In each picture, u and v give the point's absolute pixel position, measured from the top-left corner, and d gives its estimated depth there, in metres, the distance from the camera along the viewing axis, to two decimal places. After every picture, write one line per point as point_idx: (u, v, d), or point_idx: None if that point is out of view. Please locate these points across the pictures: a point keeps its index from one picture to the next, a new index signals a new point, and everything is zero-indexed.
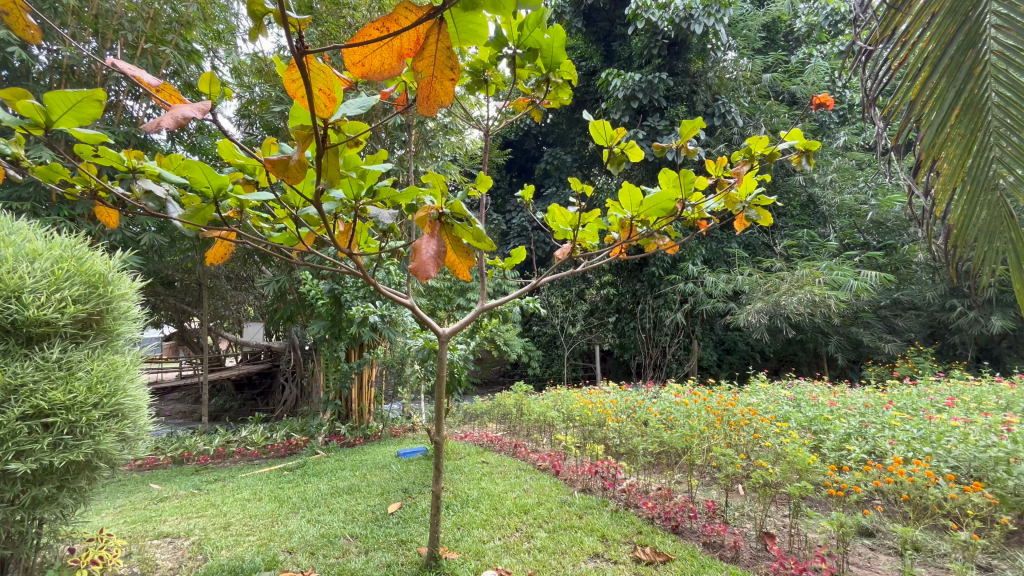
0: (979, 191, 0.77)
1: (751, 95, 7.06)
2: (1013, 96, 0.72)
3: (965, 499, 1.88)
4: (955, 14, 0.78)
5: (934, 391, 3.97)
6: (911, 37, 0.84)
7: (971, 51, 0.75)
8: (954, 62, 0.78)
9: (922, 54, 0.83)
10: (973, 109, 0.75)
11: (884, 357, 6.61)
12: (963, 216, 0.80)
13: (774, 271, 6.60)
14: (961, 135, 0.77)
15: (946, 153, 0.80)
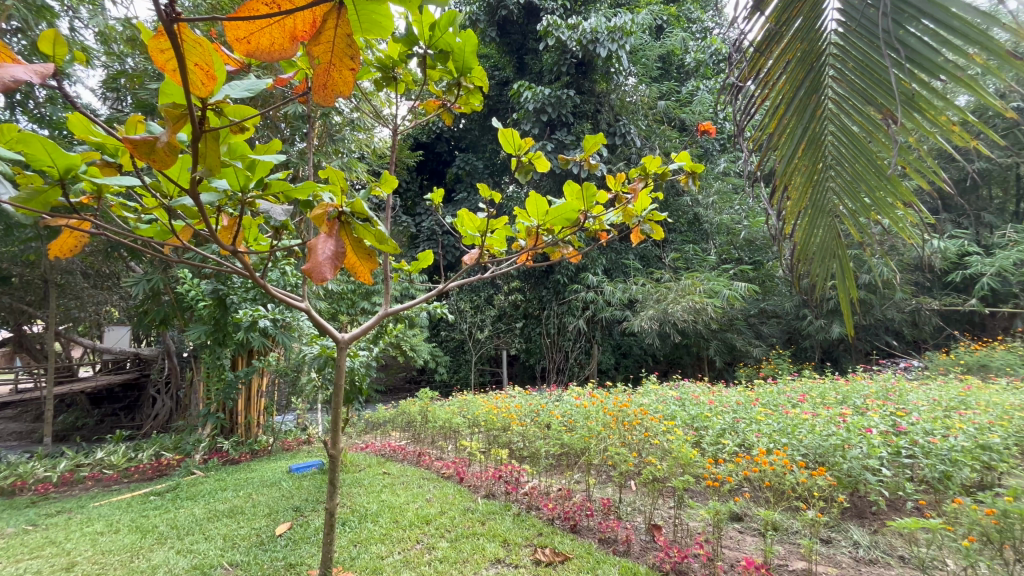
0: (818, 220, 0.81)
1: (648, 119, 7.67)
2: (846, 140, 0.74)
3: (813, 482, 2.18)
4: (803, 62, 0.77)
5: (790, 389, 4.58)
6: (768, 78, 0.83)
7: (814, 94, 0.76)
8: (801, 102, 0.78)
9: (775, 95, 0.83)
10: (814, 145, 0.77)
11: (752, 360, 7.49)
12: (803, 238, 0.84)
13: (663, 281, 7.23)
14: (805, 168, 0.80)
15: (793, 183, 0.83)
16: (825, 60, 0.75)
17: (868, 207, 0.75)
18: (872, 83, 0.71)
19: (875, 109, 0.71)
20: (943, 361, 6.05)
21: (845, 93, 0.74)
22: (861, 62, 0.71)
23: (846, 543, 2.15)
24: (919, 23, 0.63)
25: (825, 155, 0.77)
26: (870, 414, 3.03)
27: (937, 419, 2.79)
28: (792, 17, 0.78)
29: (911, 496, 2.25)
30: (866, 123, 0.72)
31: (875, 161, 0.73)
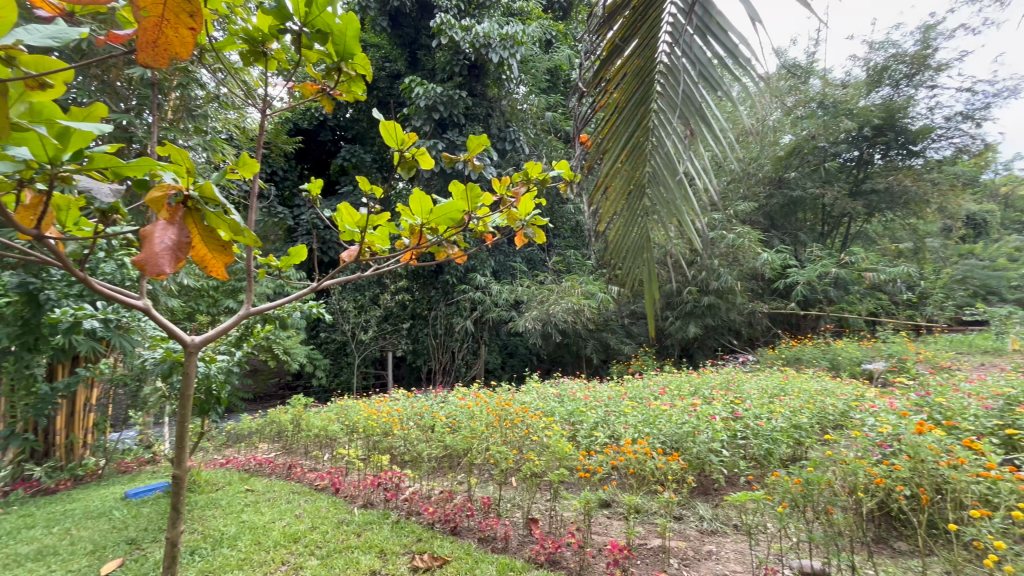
0: (633, 206, 1.17)
1: (536, 128, 8.00)
2: (656, 147, 1.13)
3: (669, 467, 2.43)
4: (637, 85, 1.14)
5: (654, 383, 5.07)
6: (612, 91, 1.17)
7: (642, 109, 1.13)
8: (633, 111, 1.15)
9: (612, 108, 1.18)
10: (638, 148, 1.15)
11: (624, 357, 8.17)
12: (622, 225, 1.20)
13: (546, 283, 7.62)
14: (630, 163, 1.16)
15: (620, 176, 1.18)
16: (650, 85, 1.13)
17: (666, 199, 1.12)
18: (676, 102, 1.10)
19: (677, 121, 1.09)
20: (770, 356, 7.18)
21: (662, 112, 1.12)
22: (673, 88, 1.10)
23: (693, 518, 2.43)
24: (709, 63, 1.05)
25: (644, 156, 1.14)
26: (714, 403, 3.48)
27: (763, 405, 3.31)
28: (633, 45, 1.14)
29: (742, 471, 2.64)
30: (670, 133, 1.10)
31: (672, 162, 1.10)
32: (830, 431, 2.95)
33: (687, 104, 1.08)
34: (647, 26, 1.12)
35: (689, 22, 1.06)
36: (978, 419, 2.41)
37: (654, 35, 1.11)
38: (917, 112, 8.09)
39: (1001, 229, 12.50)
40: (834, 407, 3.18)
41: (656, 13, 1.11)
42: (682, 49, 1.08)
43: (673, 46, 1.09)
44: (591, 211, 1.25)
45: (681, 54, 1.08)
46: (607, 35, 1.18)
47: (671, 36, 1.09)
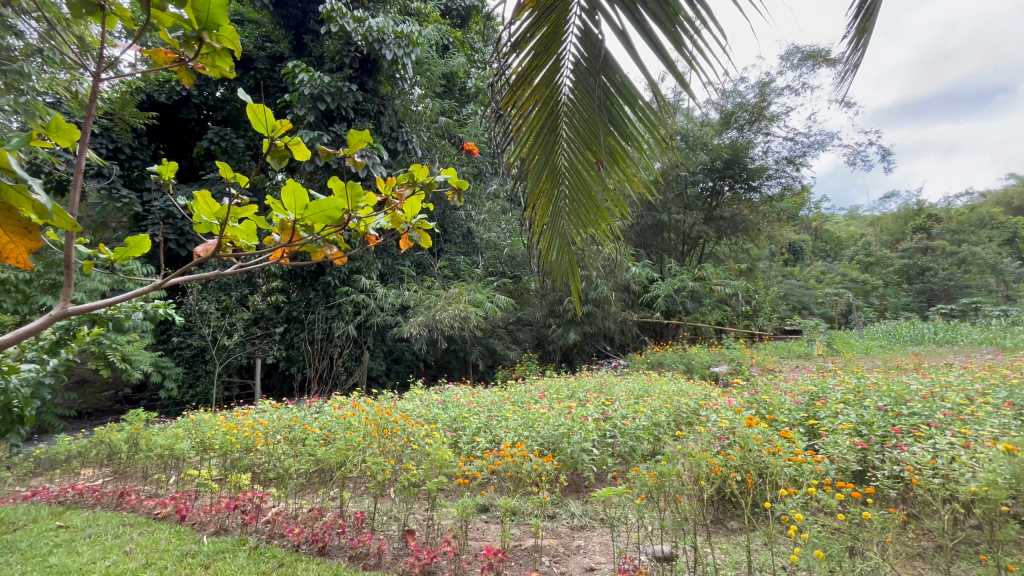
0: (553, 219, 1.34)
1: (430, 132, 7.93)
2: (570, 170, 1.26)
3: (544, 468, 2.53)
4: (549, 112, 1.19)
5: (535, 387, 5.28)
6: (524, 116, 1.21)
7: (554, 135, 1.22)
8: (546, 136, 1.23)
9: (526, 129, 1.23)
10: (553, 171, 1.27)
11: (509, 363, 8.38)
12: (544, 236, 1.37)
13: (434, 288, 7.55)
14: (548, 181, 1.29)
15: (540, 196, 1.32)
16: (558, 112, 1.19)
17: (582, 216, 1.31)
18: (585, 133, 1.18)
19: (587, 151, 1.20)
20: (638, 360, 7.90)
21: (572, 138, 1.21)
22: (579, 119, 1.18)
23: (565, 516, 2.55)
24: (614, 104, 1.10)
25: (560, 175, 1.28)
26: (588, 405, 3.72)
27: (629, 406, 3.63)
28: (539, 66, 1.13)
29: (609, 468, 2.86)
30: (582, 159, 1.23)
31: (587, 187, 1.26)
32: (683, 427, 3.33)
33: (590, 138, 1.18)
34: (552, 50, 1.11)
35: (592, 62, 1.07)
36: (790, 412, 2.91)
37: (559, 62, 1.12)
38: (756, 154, 9.58)
39: (811, 256, 15.34)
40: (686, 406, 3.58)
41: (559, 39, 1.10)
42: (584, 87, 1.12)
43: (576, 82, 1.12)
44: (518, 220, 1.40)
45: (585, 92, 1.12)
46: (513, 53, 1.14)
47: (575, 68, 1.11)
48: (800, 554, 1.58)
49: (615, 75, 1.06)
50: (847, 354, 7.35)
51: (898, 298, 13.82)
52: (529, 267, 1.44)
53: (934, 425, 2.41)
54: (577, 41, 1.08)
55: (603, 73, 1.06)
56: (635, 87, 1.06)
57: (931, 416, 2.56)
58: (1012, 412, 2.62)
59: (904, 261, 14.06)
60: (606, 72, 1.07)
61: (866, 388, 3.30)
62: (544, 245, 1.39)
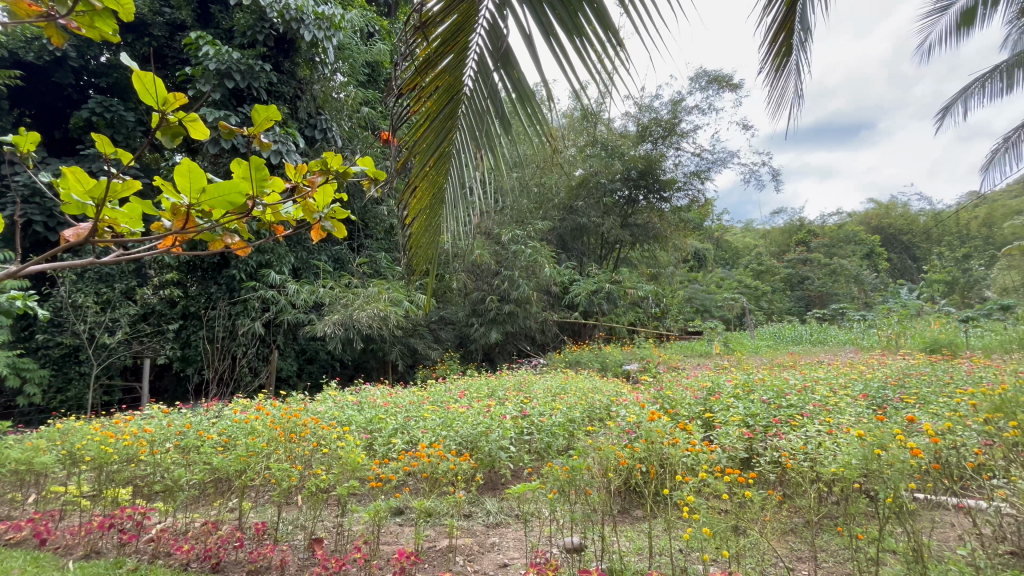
0: (434, 210, 1.36)
1: (352, 122, 7.59)
2: (460, 161, 1.27)
3: (460, 467, 2.52)
4: (448, 99, 1.20)
5: (456, 387, 5.25)
6: (422, 97, 1.20)
7: (450, 122, 1.22)
8: (442, 124, 1.23)
9: (421, 114, 1.23)
10: (443, 159, 1.27)
11: (430, 362, 8.27)
12: (424, 224, 1.37)
13: (352, 286, 7.27)
14: (435, 169, 1.29)
15: (424, 182, 1.31)
16: (458, 102, 1.20)
17: (461, 212, 1.34)
18: (480, 129, 1.21)
19: (478, 147, 1.23)
20: (557, 359, 8.16)
21: (467, 129, 1.23)
22: (475, 112, 1.20)
23: (481, 514, 2.56)
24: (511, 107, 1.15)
25: (448, 165, 1.29)
26: (507, 403, 3.77)
27: (546, 403, 3.73)
28: (445, 53, 1.14)
29: (525, 464, 2.92)
30: (472, 154, 1.25)
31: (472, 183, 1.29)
32: (596, 422, 3.48)
33: (485, 132, 1.20)
34: (460, 39, 1.12)
35: (497, 58, 1.11)
36: (690, 406, 3.14)
37: (465, 51, 1.14)
38: (668, 167, 10.28)
39: (713, 264, 16.77)
40: (600, 402, 3.75)
41: (468, 29, 1.12)
42: (486, 82, 1.15)
43: (479, 76, 1.15)
44: (396, 207, 1.37)
45: (486, 89, 1.16)
46: (420, 34, 1.13)
47: (478, 62, 1.14)
48: (695, 538, 1.71)
49: (516, 75, 1.11)
50: (740, 353, 8.15)
51: (782, 303, 15.58)
52: (398, 260, 1.43)
53: (806, 414, 2.74)
54: (485, 36, 1.11)
55: (506, 71, 1.10)
56: (532, 92, 1.12)
57: (804, 407, 2.91)
58: (866, 402, 3.05)
59: (788, 271, 15.89)
60: (507, 70, 1.11)
61: (753, 384, 3.67)
62: (419, 236, 1.41)
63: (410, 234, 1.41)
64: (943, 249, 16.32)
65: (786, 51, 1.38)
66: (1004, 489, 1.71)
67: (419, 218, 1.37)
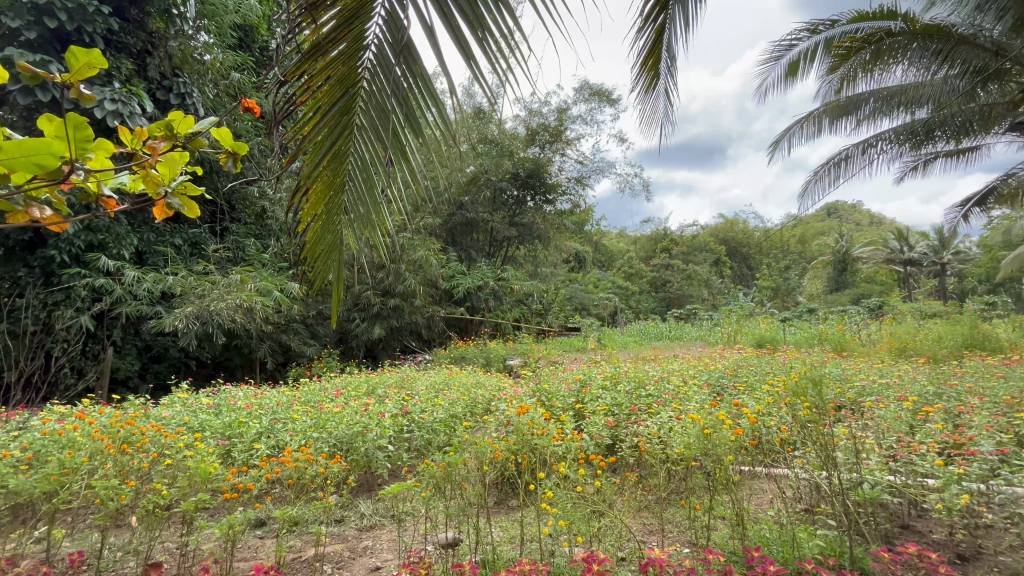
0: (332, 215, 1.29)
1: (217, 89, 6.69)
2: (359, 161, 1.21)
3: (330, 470, 2.39)
4: (342, 92, 1.12)
5: (331, 385, 4.95)
6: (310, 88, 1.11)
7: (345, 117, 1.16)
8: (334, 119, 1.16)
9: (311, 106, 1.14)
10: (338, 157, 1.20)
11: (304, 359, 7.69)
12: (320, 227, 1.30)
13: (210, 275, 6.51)
14: (330, 169, 1.22)
15: (316, 182, 1.23)
16: (354, 94, 1.13)
17: (362, 215, 1.28)
18: (380, 127, 1.16)
19: (378, 143, 1.17)
20: (441, 355, 8.14)
21: (365, 125, 1.17)
22: (374, 108, 1.15)
23: (354, 517, 2.45)
24: (412, 102, 1.09)
25: (344, 163, 1.22)
26: (387, 401, 3.66)
27: (428, 400, 3.69)
28: (337, 40, 1.06)
29: (404, 463, 2.87)
30: (372, 152, 1.20)
31: (373, 182, 1.23)
32: (477, 416, 3.55)
33: (385, 130, 1.14)
34: (356, 26, 1.05)
35: (396, 48, 1.04)
36: (564, 398, 3.33)
37: (359, 39, 1.06)
38: (554, 171, 10.78)
39: (592, 266, 17.96)
40: (482, 396, 3.82)
41: (365, 16, 1.04)
42: (385, 72, 1.08)
43: (376, 69, 1.09)
44: (287, 209, 1.27)
45: (386, 81, 1.09)
46: (308, 15, 1.02)
47: (376, 51, 1.07)
48: (554, 522, 1.85)
49: (417, 67, 1.05)
50: (611, 348, 8.90)
51: (648, 302, 17.35)
52: (295, 266, 1.34)
53: (662, 402, 3.09)
54: (383, 25, 1.05)
55: (403, 61, 1.04)
56: (435, 87, 1.07)
57: (659, 395, 3.28)
58: (708, 390, 3.52)
59: (653, 274, 17.75)
60: (407, 63, 1.05)
61: (619, 376, 4.03)
62: (317, 240, 1.32)
63: (307, 236, 1.32)
64: (769, 261, 19.53)
65: (654, 76, 1.54)
66: (801, 459, 2.10)
67: (318, 219, 1.29)
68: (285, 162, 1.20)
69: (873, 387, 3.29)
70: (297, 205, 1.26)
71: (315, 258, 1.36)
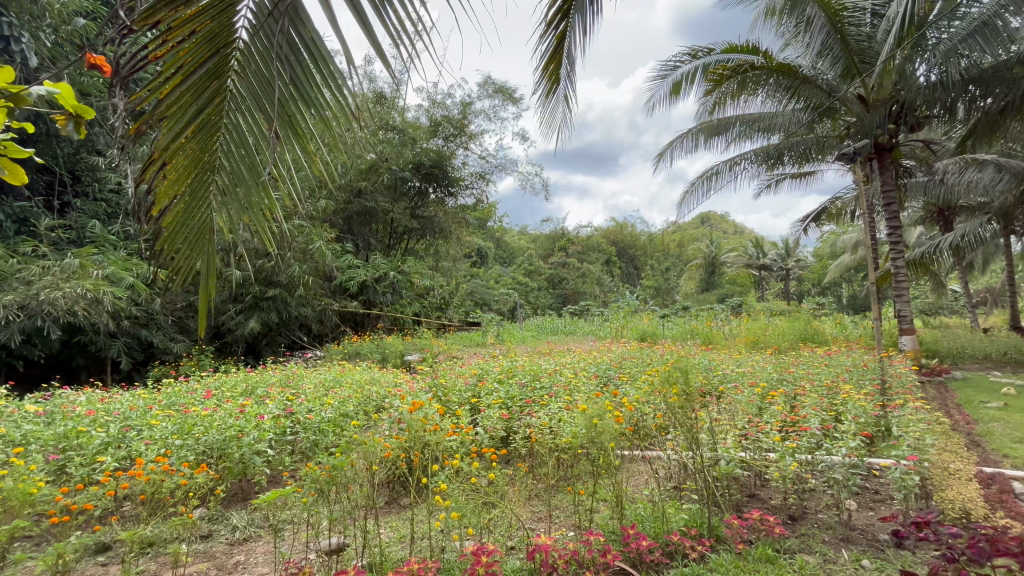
0: (201, 195, 1.13)
1: (57, 36, 5.57)
2: (234, 134, 1.08)
3: (193, 482, 2.12)
4: (212, 52, 0.98)
5: (202, 385, 4.43)
6: (167, 43, 0.94)
7: (216, 81, 1.01)
8: (201, 83, 1.00)
9: (173, 66, 0.96)
10: (206, 127, 1.05)
11: (169, 357, 6.78)
12: (185, 208, 1.13)
13: (42, 258, 5.43)
14: (198, 140, 1.06)
15: (177, 157, 1.06)
16: (227, 56, 0.99)
17: (243, 198, 1.14)
18: (262, 98, 1.03)
19: (261, 116, 1.05)
20: (333, 351, 7.68)
21: (243, 92, 1.04)
22: (253, 75, 1.02)
23: (224, 531, 2.22)
24: (301, 72, 0.97)
25: (216, 136, 1.07)
26: (268, 401, 3.36)
27: (316, 399, 3.45)
28: None
29: (285, 467, 2.66)
30: (252, 125, 1.07)
31: (253, 160, 1.10)
32: (370, 413, 3.42)
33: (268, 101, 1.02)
34: None
35: (279, 6, 0.92)
36: (461, 392, 3.33)
37: None
38: (457, 164, 10.66)
39: (493, 261, 18.21)
40: (376, 393, 3.68)
41: None
42: (266, 35, 0.96)
43: (257, 31, 0.97)
44: (138, 186, 1.08)
45: (267, 45, 0.97)
46: None
47: (256, 10, 0.95)
48: (442, 518, 1.84)
49: (306, 31, 0.93)
50: (510, 342, 9.12)
51: (546, 298, 18.05)
52: (153, 253, 1.16)
53: (553, 394, 3.24)
54: None
55: (289, 23, 0.92)
56: (327, 58, 0.97)
57: (550, 387, 3.44)
58: (595, 380, 3.78)
59: (551, 272, 18.56)
60: (293, 26, 0.93)
61: (515, 369, 4.15)
62: (181, 225, 1.15)
63: (168, 218, 1.14)
64: (653, 262, 21.37)
65: (554, 81, 1.58)
66: (672, 442, 2.34)
67: (182, 201, 1.12)
68: (135, 128, 1.01)
69: (731, 375, 3.77)
70: (153, 182, 1.08)
71: (180, 244, 1.19)
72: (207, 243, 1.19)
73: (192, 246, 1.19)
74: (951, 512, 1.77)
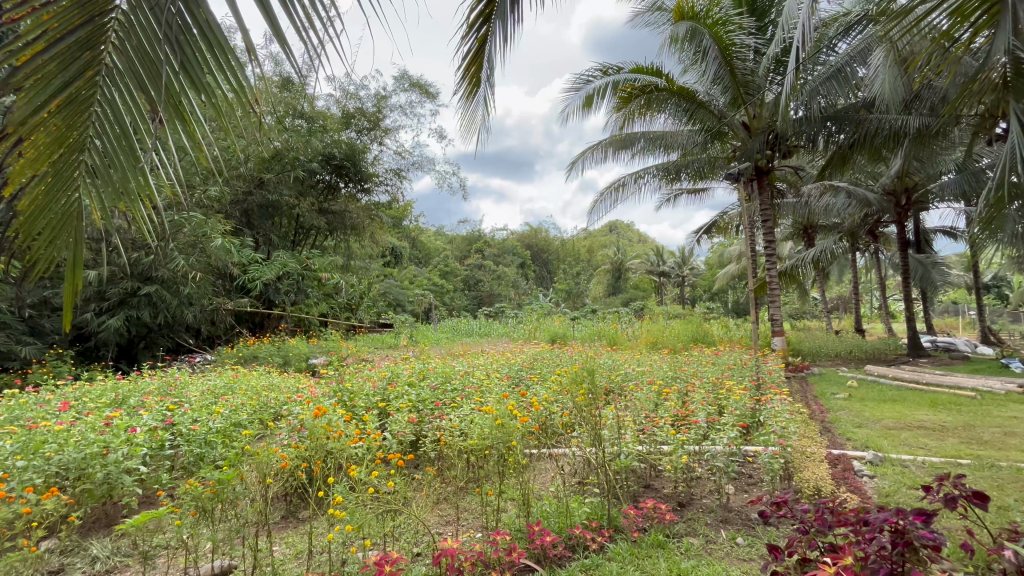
0: (66, 178, 0.96)
1: None
2: (108, 111, 0.94)
3: (39, 509, 1.81)
4: (85, 19, 0.83)
5: (56, 396, 3.79)
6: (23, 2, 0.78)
7: (89, 51, 0.86)
8: (69, 53, 0.84)
9: (35, 29, 0.81)
10: (74, 103, 0.89)
11: (15, 363, 5.74)
12: (45, 192, 0.96)
13: None
14: (62, 117, 0.90)
15: (36, 134, 0.89)
16: (104, 24, 0.86)
17: (117, 181, 1.01)
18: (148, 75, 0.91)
19: (144, 97, 0.92)
20: (226, 355, 7.01)
21: (122, 67, 0.90)
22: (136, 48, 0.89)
23: (81, 564, 1.92)
24: (193, 52, 0.88)
25: (86, 113, 0.92)
26: (142, 412, 2.97)
27: (202, 408, 3.12)
28: None
29: (162, 486, 2.37)
30: (133, 104, 0.94)
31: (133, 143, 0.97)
32: (267, 421, 3.16)
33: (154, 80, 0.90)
34: None
35: None
36: (368, 396, 3.21)
37: None
38: (371, 160, 10.25)
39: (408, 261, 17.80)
40: (274, 400, 3.42)
41: None
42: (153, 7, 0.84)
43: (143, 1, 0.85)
44: None
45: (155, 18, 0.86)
46: None
47: None
48: (341, 531, 1.74)
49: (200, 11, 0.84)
50: (423, 344, 8.97)
51: (461, 300, 18.02)
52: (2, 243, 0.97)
53: (465, 395, 3.23)
54: None
55: None
56: (226, 41, 0.88)
57: (462, 389, 3.43)
58: (507, 381, 3.84)
59: (467, 273, 18.55)
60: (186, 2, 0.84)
61: (426, 371, 4.08)
62: (37, 210, 0.97)
63: (23, 203, 0.96)
64: (565, 266, 22.22)
65: (474, 83, 1.59)
66: (577, 439, 2.44)
67: (40, 183, 0.95)
68: None
69: (632, 374, 4.02)
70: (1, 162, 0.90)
71: (36, 234, 1.00)
72: (72, 231, 1.02)
73: (52, 234, 1.02)
74: (807, 490, 2.05)
